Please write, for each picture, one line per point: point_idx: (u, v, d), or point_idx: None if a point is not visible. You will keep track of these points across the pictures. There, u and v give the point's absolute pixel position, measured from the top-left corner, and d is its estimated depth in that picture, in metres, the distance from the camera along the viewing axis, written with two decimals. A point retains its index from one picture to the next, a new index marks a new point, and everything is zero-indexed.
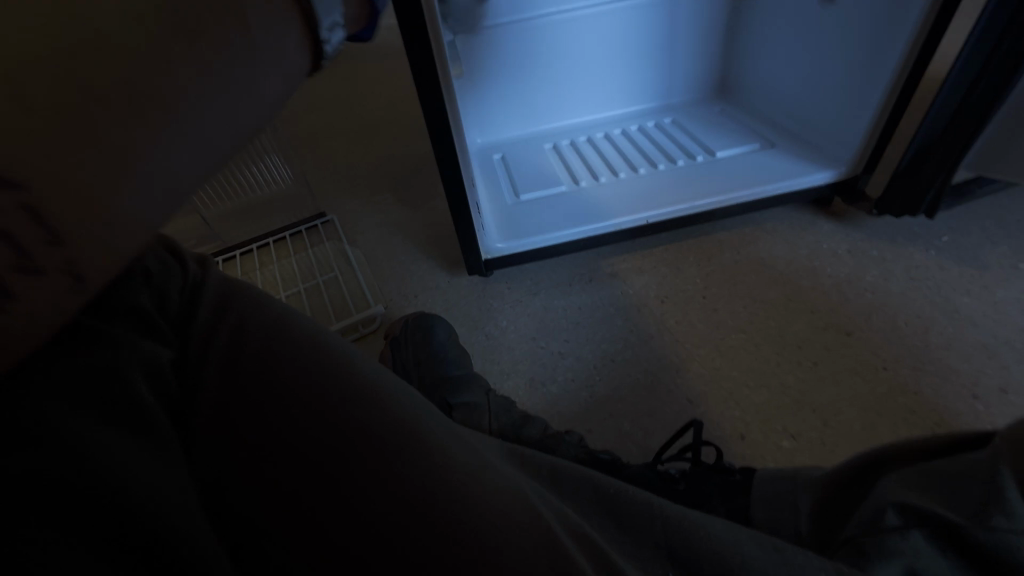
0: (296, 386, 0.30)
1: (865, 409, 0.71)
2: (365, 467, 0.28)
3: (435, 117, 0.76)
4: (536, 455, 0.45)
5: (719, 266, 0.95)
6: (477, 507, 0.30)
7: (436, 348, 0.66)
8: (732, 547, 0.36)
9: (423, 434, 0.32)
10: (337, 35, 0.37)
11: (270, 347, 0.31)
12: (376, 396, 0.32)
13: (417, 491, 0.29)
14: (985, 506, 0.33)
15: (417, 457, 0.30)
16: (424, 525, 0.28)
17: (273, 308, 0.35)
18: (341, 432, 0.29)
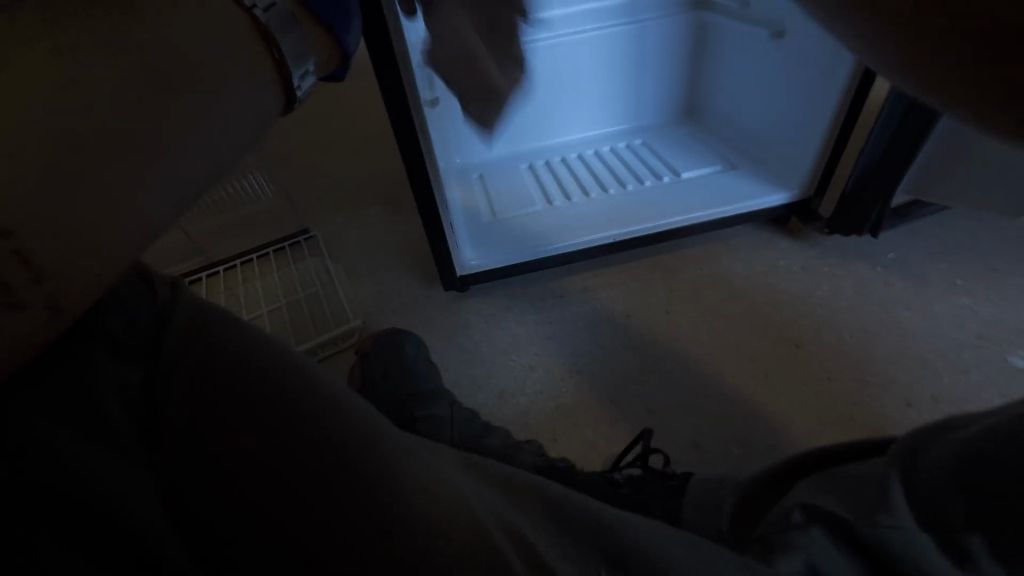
0: (258, 400, 0.34)
1: (809, 417, 0.76)
2: (317, 472, 0.32)
3: (408, 143, 0.80)
4: (492, 464, 0.49)
5: (682, 282, 1.00)
6: (423, 507, 0.33)
7: (406, 362, 0.70)
8: (659, 546, 0.40)
9: (375, 441, 0.35)
10: (309, 80, 0.42)
11: (234, 362, 0.35)
12: (333, 405, 0.36)
13: (366, 492, 0.32)
14: (877, 509, 0.37)
15: (367, 462, 0.33)
16: (371, 523, 0.31)
17: (239, 326, 0.38)
18: (297, 441, 0.33)
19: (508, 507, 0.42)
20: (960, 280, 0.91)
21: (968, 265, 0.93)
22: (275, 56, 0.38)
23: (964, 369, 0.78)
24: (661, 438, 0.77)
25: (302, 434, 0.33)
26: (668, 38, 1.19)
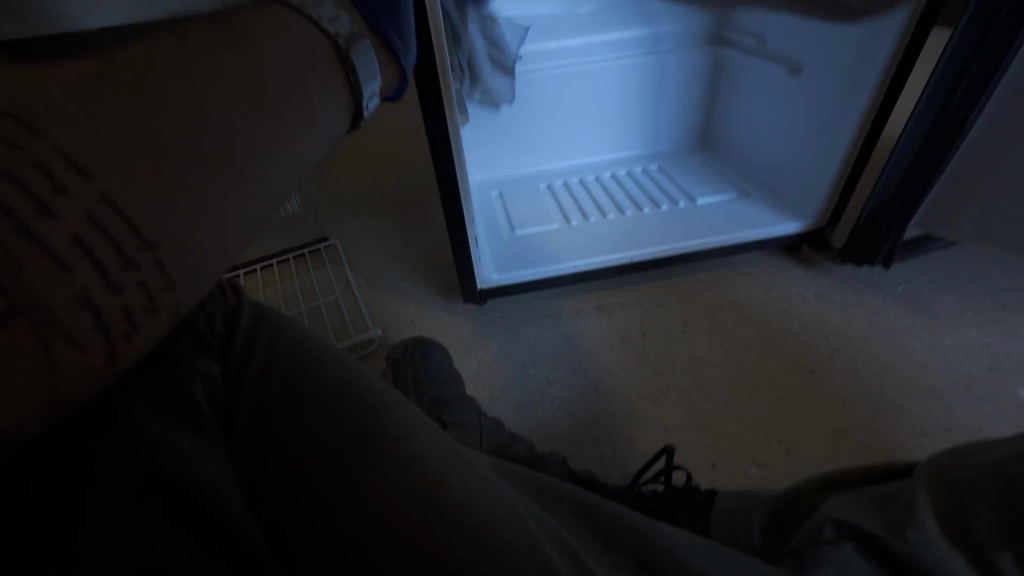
0: (313, 395, 0.36)
1: (826, 441, 0.77)
2: (363, 467, 0.32)
3: (442, 157, 0.84)
4: (525, 471, 0.50)
5: (698, 304, 1.03)
6: (467, 514, 0.32)
7: (433, 370, 0.71)
8: (692, 555, 0.41)
9: (420, 449, 0.35)
10: (373, 102, 0.54)
11: (296, 361, 0.38)
12: (383, 405, 0.37)
13: (407, 495, 0.32)
14: (905, 525, 0.38)
15: (411, 466, 0.33)
16: (410, 526, 0.30)
17: (300, 332, 0.42)
18: (345, 436, 0.34)
19: (544, 513, 0.43)
20: (970, 314, 0.93)
21: (977, 300, 0.96)
22: (353, 82, 0.49)
23: (976, 400, 0.80)
24: (679, 456, 0.78)
25: (354, 427, 0.35)
26: (685, 73, 1.25)
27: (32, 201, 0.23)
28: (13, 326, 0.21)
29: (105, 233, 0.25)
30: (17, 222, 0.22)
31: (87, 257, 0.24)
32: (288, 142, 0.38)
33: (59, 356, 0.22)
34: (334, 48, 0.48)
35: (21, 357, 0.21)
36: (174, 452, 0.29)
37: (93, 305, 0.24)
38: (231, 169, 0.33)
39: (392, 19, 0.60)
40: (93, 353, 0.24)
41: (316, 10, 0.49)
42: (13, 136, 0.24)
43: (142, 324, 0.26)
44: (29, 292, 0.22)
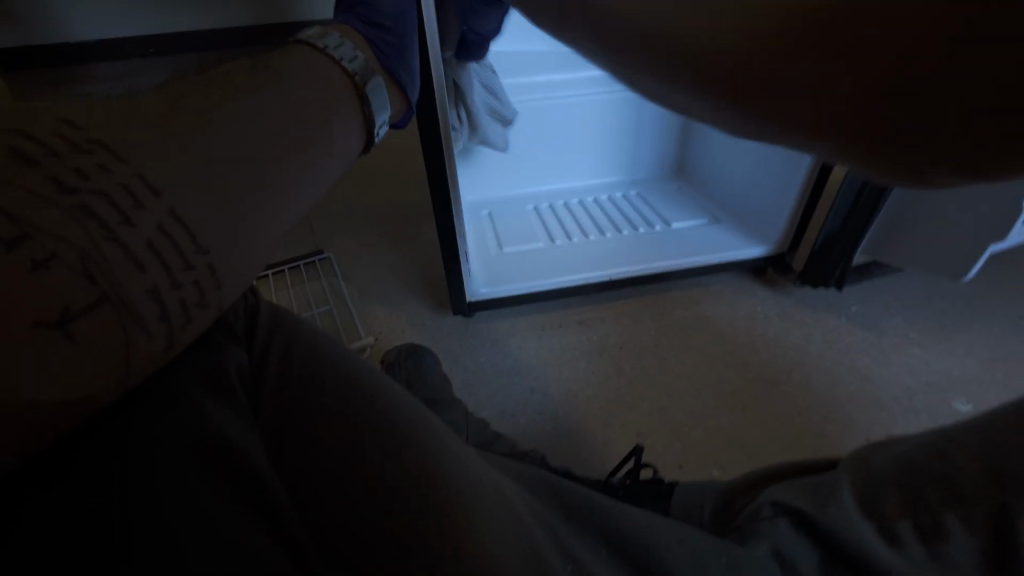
0: (322, 383, 0.42)
1: (782, 446, 0.85)
2: (362, 442, 0.38)
3: (437, 179, 0.91)
4: (507, 461, 0.56)
5: (670, 320, 1.11)
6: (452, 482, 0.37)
7: (425, 374, 0.77)
8: (652, 530, 0.47)
9: (414, 428, 0.40)
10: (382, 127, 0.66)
11: (311, 355, 0.45)
12: (388, 393, 0.44)
13: (399, 465, 0.37)
14: (827, 503, 0.45)
15: (405, 441, 0.39)
16: (400, 490, 0.36)
17: (312, 329, 0.49)
18: (348, 417, 0.40)
19: (525, 492, 0.49)
20: (913, 333, 1.03)
21: (920, 321, 1.05)
22: (366, 112, 0.61)
23: (914, 410, 0.89)
24: (649, 458, 0.84)
25: (362, 410, 0.41)
26: (662, 108, 1.36)
27: (118, 214, 0.32)
28: (105, 307, 0.30)
29: (172, 242, 0.34)
30: (110, 230, 0.31)
31: (156, 259, 0.33)
32: (312, 164, 0.47)
33: (134, 341, 0.31)
34: (354, 85, 0.60)
35: (112, 332, 0.30)
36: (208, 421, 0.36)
37: (158, 297, 0.32)
38: (273, 187, 0.42)
39: (398, 57, 0.76)
40: (154, 335, 0.32)
41: (338, 54, 0.62)
42: (107, 164, 0.33)
43: (194, 313, 0.35)
44: (115, 283, 0.30)
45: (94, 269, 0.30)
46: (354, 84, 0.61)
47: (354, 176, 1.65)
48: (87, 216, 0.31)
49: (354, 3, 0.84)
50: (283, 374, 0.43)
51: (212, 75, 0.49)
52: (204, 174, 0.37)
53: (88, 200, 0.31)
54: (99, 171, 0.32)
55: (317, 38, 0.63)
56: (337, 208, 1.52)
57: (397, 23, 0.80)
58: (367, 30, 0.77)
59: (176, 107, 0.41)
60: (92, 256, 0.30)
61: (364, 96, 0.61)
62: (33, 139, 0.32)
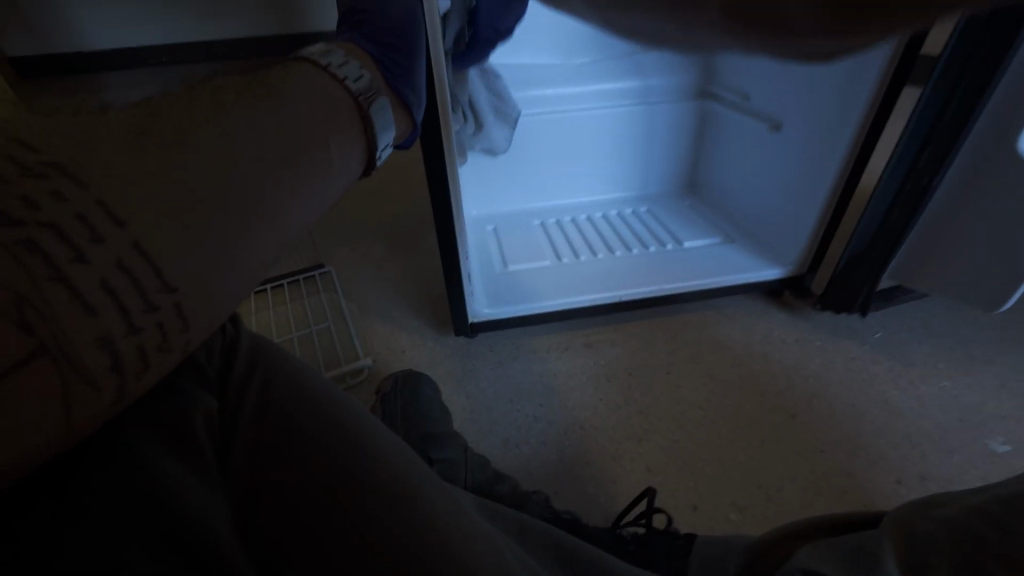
0: (301, 430, 0.38)
1: (806, 486, 0.79)
2: (343, 500, 0.34)
3: (440, 196, 0.87)
4: (506, 511, 0.52)
5: (683, 344, 1.05)
6: (445, 556, 0.33)
7: (422, 404, 0.73)
8: None
9: (400, 485, 0.36)
10: (386, 149, 0.62)
11: (290, 395, 0.40)
12: (376, 446, 0.39)
13: (382, 532, 0.33)
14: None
15: (390, 501, 0.35)
16: (383, 563, 0.32)
17: (291, 364, 0.44)
18: (327, 469, 0.35)
19: (526, 552, 0.44)
20: (943, 363, 0.97)
21: (949, 350, 0.99)
22: (368, 133, 0.57)
23: (948, 448, 0.82)
24: (660, 496, 0.79)
25: (345, 469, 0.36)
26: (673, 124, 1.32)
27: (71, 249, 0.27)
28: (43, 361, 0.25)
29: (132, 278, 0.29)
30: (57, 269, 0.27)
31: (112, 303, 0.28)
32: (303, 187, 0.43)
33: (79, 395, 0.27)
34: (357, 105, 0.57)
35: (50, 392, 0.25)
36: (167, 480, 0.31)
37: (110, 345, 0.28)
38: (255, 215, 0.38)
39: (404, 77, 0.73)
40: (105, 389, 0.28)
41: (341, 71, 0.59)
42: (63, 189, 0.29)
43: (153, 360, 0.30)
44: (58, 330, 0.26)
45: (31, 317, 0.25)
46: (357, 104, 0.57)
47: (359, 188, 1.62)
48: (31, 254, 0.26)
49: (360, 19, 0.81)
50: (260, 418, 0.39)
51: (202, 91, 0.46)
52: (177, 201, 0.33)
53: (37, 236, 0.27)
54: (51, 200, 0.28)
55: (319, 55, 0.60)
56: (340, 222, 1.48)
57: (405, 40, 0.78)
58: (374, 48, 0.75)
59: (153, 125, 0.38)
60: (34, 301, 0.25)
61: (366, 118, 0.57)
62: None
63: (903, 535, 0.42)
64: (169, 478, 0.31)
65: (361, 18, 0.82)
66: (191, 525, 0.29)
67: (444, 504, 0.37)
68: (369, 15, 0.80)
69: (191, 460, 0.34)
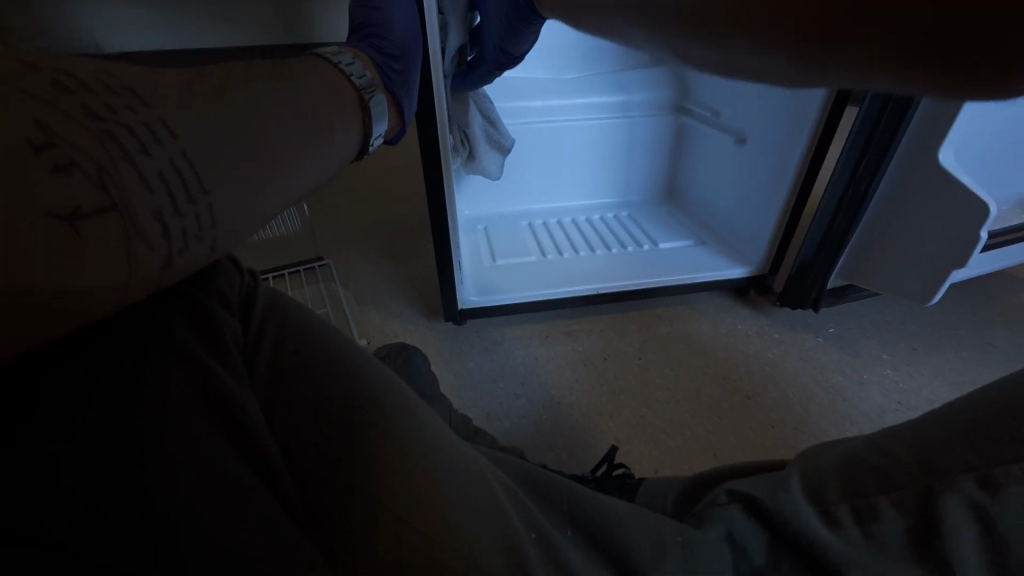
0: (310, 362, 0.44)
1: (757, 455, 0.88)
2: (345, 421, 0.40)
3: (435, 189, 0.96)
4: (486, 449, 0.60)
5: (655, 335, 1.14)
6: (432, 476, 0.39)
7: (413, 370, 0.81)
8: (616, 512, 0.50)
9: (394, 414, 0.42)
10: (378, 140, 0.72)
11: (298, 338, 0.46)
12: (379, 387, 0.44)
13: (378, 450, 0.38)
14: (779, 490, 0.49)
15: (385, 427, 0.40)
16: (378, 476, 0.37)
17: (301, 310, 0.50)
18: (334, 395, 0.41)
19: (500, 472, 0.53)
20: (887, 355, 1.07)
21: (893, 344, 1.10)
22: (366, 120, 0.67)
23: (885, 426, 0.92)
24: (626, 461, 0.88)
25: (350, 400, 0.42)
26: (652, 136, 1.43)
27: (139, 144, 0.34)
28: (111, 217, 0.31)
29: (180, 177, 0.36)
30: (129, 154, 0.33)
31: (164, 190, 0.35)
32: (310, 150, 0.51)
33: (137, 251, 0.32)
34: (359, 101, 0.67)
35: (113, 244, 0.31)
36: (205, 380, 0.38)
37: (161, 220, 0.34)
38: (275, 161, 0.46)
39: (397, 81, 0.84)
40: (156, 252, 0.33)
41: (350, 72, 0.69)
42: (133, 106, 0.35)
43: (190, 242, 0.36)
44: (124, 196, 0.32)
45: (107, 181, 0.31)
46: (359, 101, 0.67)
47: (359, 189, 1.71)
48: (111, 142, 0.33)
49: (367, 32, 0.92)
50: (275, 349, 0.45)
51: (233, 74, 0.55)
52: (219, 135, 0.41)
53: (112, 129, 0.33)
54: (123, 109, 0.35)
55: (333, 55, 0.70)
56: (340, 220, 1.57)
57: (404, 53, 0.89)
58: (376, 56, 0.85)
59: (199, 77, 0.45)
60: (109, 172, 0.32)
61: (365, 110, 0.67)
62: (68, 75, 0.33)
63: (806, 463, 0.51)
64: (204, 378, 0.39)
65: (368, 33, 0.92)
66: (224, 414, 0.37)
67: (432, 440, 0.42)
68: (375, 30, 0.91)
69: (218, 365, 0.40)
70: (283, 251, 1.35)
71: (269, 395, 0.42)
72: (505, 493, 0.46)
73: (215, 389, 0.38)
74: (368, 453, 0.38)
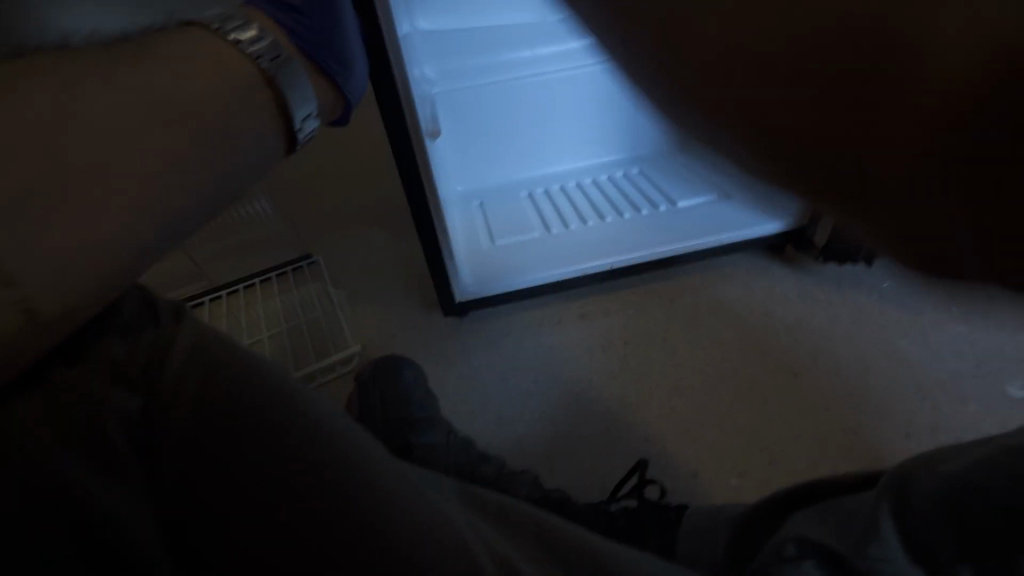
0: (244, 426, 0.38)
1: (805, 451, 0.82)
2: (301, 499, 0.37)
3: (410, 176, 0.82)
4: (488, 493, 0.49)
5: (681, 309, 1.00)
6: (422, 542, 0.37)
7: (403, 389, 0.76)
8: (658, 560, 0.45)
9: (376, 472, 0.40)
10: (310, 123, 0.61)
11: (203, 372, 0.41)
12: (295, 411, 0.40)
13: (362, 513, 0.37)
14: (865, 541, 0.42)
15: (369, 493, 0.38)
16: (360, 556, 0.35)
17: (218, 344, 0.43)
18: (281, 472, 0.37)
19: (489, 531, 0.43)
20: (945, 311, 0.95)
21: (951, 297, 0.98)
22: (282, 110, 0.57)
23: (940, 418, 0.84)
24: (658, 468, 0.82)
25: (271, 445, 0.38)
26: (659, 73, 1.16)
27: None
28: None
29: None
30: None
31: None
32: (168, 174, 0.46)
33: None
34: (272, 92, 0.56)
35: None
36: (97, 502, 0.35)
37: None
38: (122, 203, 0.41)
39: (333, 54, 0.66)
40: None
41: (254, 48, 0.55)
42: None
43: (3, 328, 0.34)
44: None
45: None
46: (269, 89, 0.55)
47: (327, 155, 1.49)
48: None
49: None
50: (190, 412, 0.39)
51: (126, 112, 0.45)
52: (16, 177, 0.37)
53: None
54: None
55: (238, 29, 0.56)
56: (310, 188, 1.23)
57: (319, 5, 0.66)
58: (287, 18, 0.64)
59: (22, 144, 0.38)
60: None
61: (277, 92, 0.56)
62: None
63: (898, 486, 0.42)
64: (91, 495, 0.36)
65: None
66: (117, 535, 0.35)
67: (375, 482, 0.39)
68: None
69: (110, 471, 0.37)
70: (263, 252, 1.14)
71: (186, 477, 0.37)
72: (527, 565, 0.40)
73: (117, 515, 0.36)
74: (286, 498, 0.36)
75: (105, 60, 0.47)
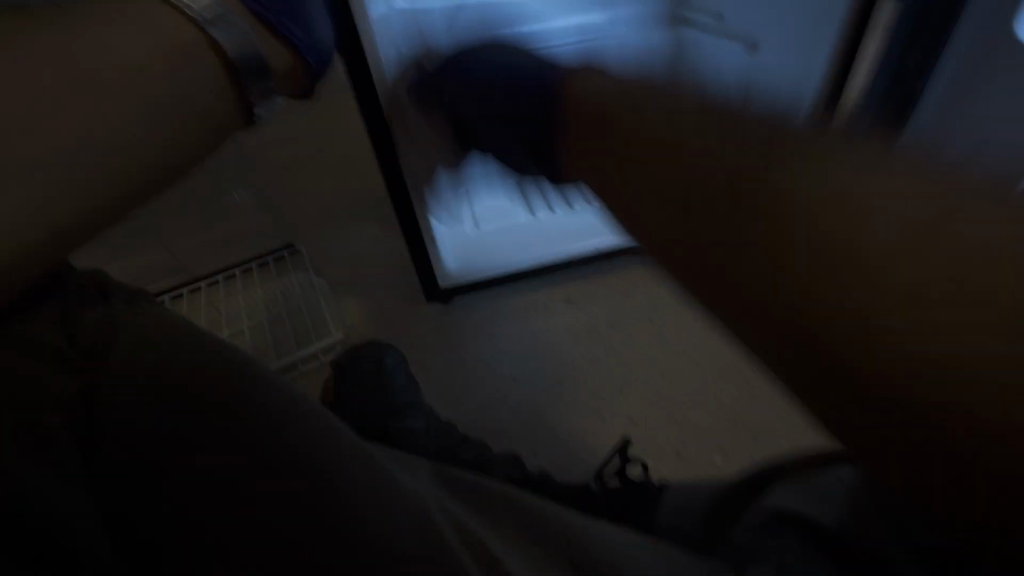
0: (210, 410, 0.35)
1: (789, 427, 0.82)
2: (263, 480, 0.33)
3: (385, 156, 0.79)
4: (464, 474, 0.48)
5: (666, 290, 0.99)
6: (392, 521, 0.34)
7: (383, 375, 0.75)
8: (635, 539, 0.44)
9: (344, 452, 0.37)
10: (265, 101, 0.60)
11: (166, 355, 0.38)
12: (264, 393, 0.38)
13: (330, 493, 0.34)
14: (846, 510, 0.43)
15: (341, 475, 0.35)
16: (327, 540, 0.32)
17: (180, 330, 0.41)
18: (243, 455, 0.34)
19: (463, 514, 0.42)
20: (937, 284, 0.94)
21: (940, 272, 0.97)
22: (234, 83, 0.56)
23: None
24: (643, 450, 0.82)
25: (240, 430, 0.35)
26: None
27: None
28: None
29: None
30: None
31: None
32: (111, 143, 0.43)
33: None
34: (222, 61, 0.54)
35: None
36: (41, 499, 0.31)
37: None
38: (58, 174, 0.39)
39: (296, 18, 0.62)
40: None
41: (200, 11, 0.54)
42: None
43: None
44: None
45: None
46: (220, 61, 0.54)
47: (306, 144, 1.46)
48: None
49: None
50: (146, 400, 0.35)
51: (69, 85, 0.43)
52: None
53: None
54: None
55: None
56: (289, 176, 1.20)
57: None
58: None
59: None
60: None
61: (229, 65, 0.55)
62: None
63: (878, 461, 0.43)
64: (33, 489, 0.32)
65: None
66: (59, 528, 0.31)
67: (343, 460, 0.36)
68: None
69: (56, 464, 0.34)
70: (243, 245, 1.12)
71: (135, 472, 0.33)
72: (505, 545, 0.39)
73: (65, 510, 0.32)
74: (242, 477, 0.33)
75: (51, 30, 0.45)
